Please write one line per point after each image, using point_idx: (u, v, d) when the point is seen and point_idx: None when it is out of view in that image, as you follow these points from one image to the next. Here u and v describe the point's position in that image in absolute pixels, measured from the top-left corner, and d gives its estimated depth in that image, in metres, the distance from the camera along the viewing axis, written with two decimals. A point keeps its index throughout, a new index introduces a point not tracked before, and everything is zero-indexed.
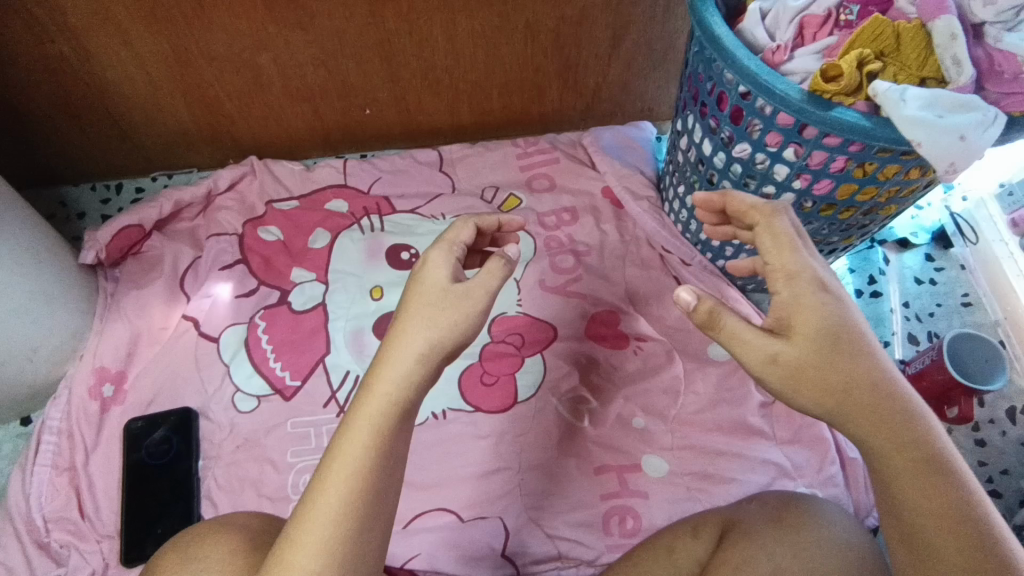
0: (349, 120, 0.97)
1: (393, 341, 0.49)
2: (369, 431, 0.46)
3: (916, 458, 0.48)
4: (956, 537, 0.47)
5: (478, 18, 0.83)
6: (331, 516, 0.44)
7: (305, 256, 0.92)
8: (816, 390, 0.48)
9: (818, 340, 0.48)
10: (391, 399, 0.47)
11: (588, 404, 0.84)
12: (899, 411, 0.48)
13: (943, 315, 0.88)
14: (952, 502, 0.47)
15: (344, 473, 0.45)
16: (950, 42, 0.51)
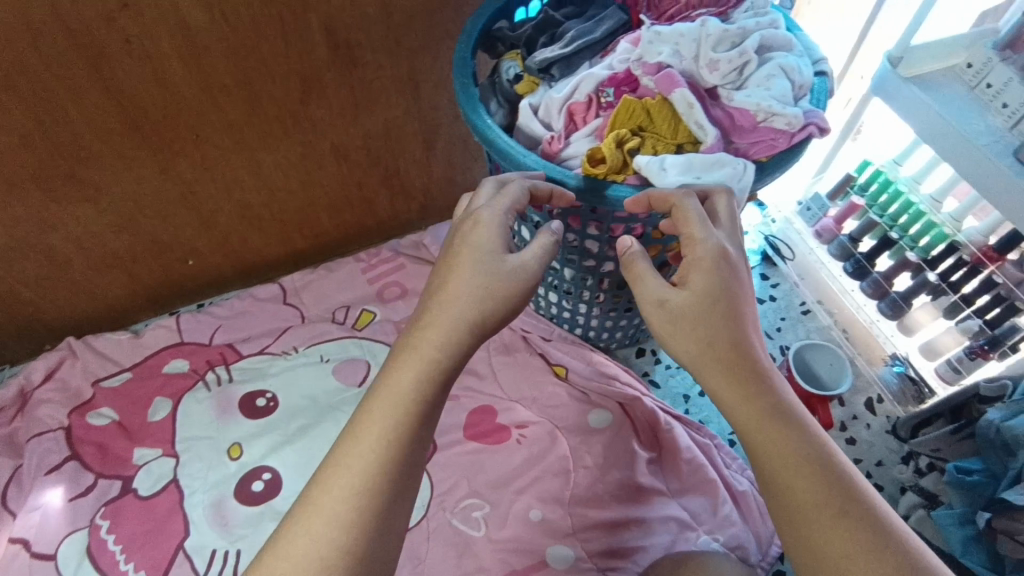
0: (172, 276, 0.91)
1: (438, 299, 0.50)
2: (404, 391, 0.47)
3: (763, 406, 0.47)
4: (808, 484, 0.45)
5: (280, 151, 0.82)
6: (360, 477, 0.45)
7: (145, 433, 0.84)
8: (695, 340, 0.48)
9: (706, 295, 0.48)
10: (437, 364, 0.48)
11: (481, 509, 0.80)
12: (754, 366, 0.48)
13: (789, 327, 0.94)
14: (802, 451, 0.46)
15: (381, 430, 0.47)
16: (689, 110, 0.56)
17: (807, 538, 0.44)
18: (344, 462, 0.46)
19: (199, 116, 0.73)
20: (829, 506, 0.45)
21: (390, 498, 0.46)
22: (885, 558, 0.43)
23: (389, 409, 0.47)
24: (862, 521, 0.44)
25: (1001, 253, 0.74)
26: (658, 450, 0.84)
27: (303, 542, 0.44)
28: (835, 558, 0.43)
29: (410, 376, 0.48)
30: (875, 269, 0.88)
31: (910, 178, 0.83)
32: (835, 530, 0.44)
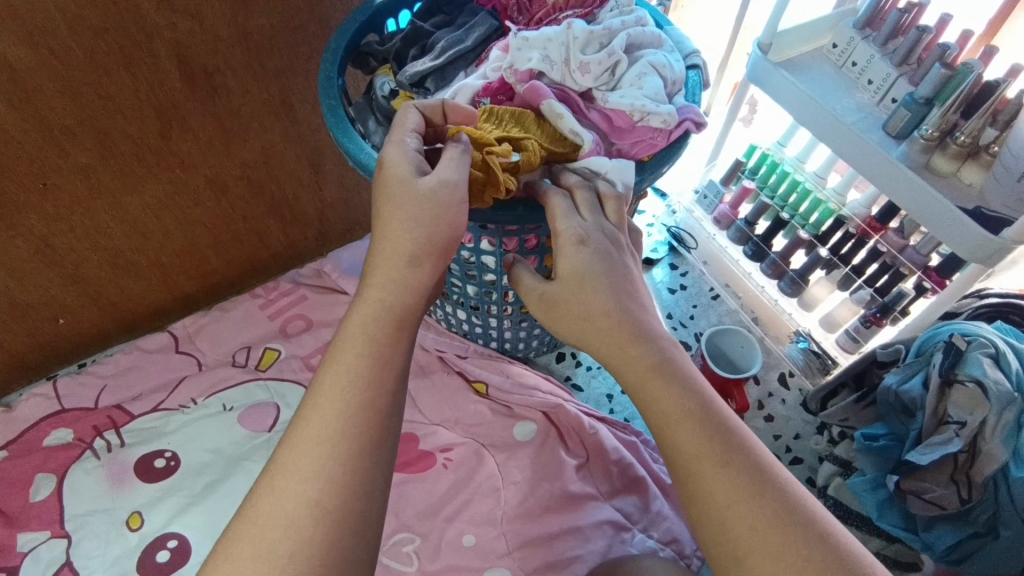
0: (41, 338, 0.83)
1: (381, 243, 0.46)
2: (360, 336, 0.44)
3: (647, 366, 0.43)
4: (697, 440, 0.41)
5: (147, 192, 0.76)
6: (325, 435, 0.41)
7: (26, 516, 0.75)
8: (573, 323, 0.46)
9: (573, 275, 0.46)
10: (368, 333, 0.44)
11: (412, 543, 0.77)
12: (634, 330, 0.44)
13: (701, 313, 0.96)
14: (690, 406, 0.42)
15: (345, 386, 0.43)
16: (560, 119, 0.54)
17: (698, 497, 0.40)
18: (308, 422, 0.42)
19: (44, 163, 0.66)
20: (718, 461, 0.40)
21: (358, 442, 0.42)
22: (773, 512, 0.39)
23: (347, 362, 0.44)
24: (747, 475, 0.40)
25: (884, 222, 0.78)
26: (585, 455, 0.82)
27: (264, 539, 0.39)
28: (723, 517, 0.39)
29: (361, 326, 0.44)
30: (771, 250, 0.91)
31: (794, 158, 0.85)
32: (722, 482, 0.40)
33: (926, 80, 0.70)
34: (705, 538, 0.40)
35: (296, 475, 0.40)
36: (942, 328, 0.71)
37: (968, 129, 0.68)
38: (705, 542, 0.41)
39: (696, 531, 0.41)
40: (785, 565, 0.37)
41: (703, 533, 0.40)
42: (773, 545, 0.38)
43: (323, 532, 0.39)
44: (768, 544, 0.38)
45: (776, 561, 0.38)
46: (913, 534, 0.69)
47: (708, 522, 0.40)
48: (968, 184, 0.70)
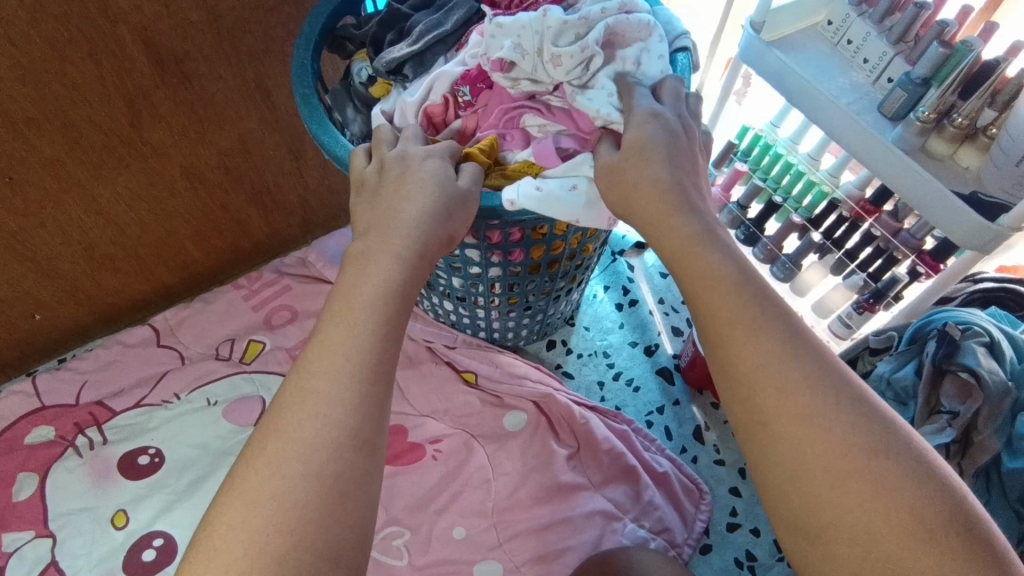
0: (17, 334, 0.81)
1: (392, 208, 0.46)
2: (376, 282, 0.42)
3: (681, 238, 0.43)
4: (729, 304, 0.39)
5: (120, 181, 0.73)
6: (325, 390, 0.38)
7: (9, 516, 0.74)
8: (621, 189, 0.47)
9: (635, 143, 0.47)
10: (377, 284, 0.42)
11: (403, 536, 0.76)
12: (675, 203, 0.45)
13: None
14: (726, 273, 0.41)
15: (364, 291, 0.42)
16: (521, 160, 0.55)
17: (726, 358, 0.39)
18: (312, 378, 0.38)
19: (8, 155, 0.63)
20: (752, 325, 0.38)
21: (363, 403, 0.38)
22: (808, 374, 0.37)
23: (361, 304, 0.41)
24: (781, 335, 0.38)
25: (877, 206, 0.76)
26: (576, 445, 0.81)
27: (256, 510, 0.34)
28: (750, 378, 0.37)
29: (370, 275, 0.42)
30: (764, 234, 0.89)
31: (787, 140, 0.83)
32: (755, 342, 0.38)
33: (924, 59, 0.68)
34: (732, 404, 0.38)
35: (295, 431, 0.36)
36: (935, 316, 0.70)
37: (966, 111, 0.66)
38: (731, 411, 0.39)
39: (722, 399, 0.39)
40: (814, 427, 0.35)
41: (730, 402, 0.38)
42: (805, 409, 0.36)
43: (321, 509, 0.35)
44: (799, 409, 0.36)
45: (803, 422, 0.35)
46: None
47: (736, 388, 0.38)
48: (965, 167, 0.68)
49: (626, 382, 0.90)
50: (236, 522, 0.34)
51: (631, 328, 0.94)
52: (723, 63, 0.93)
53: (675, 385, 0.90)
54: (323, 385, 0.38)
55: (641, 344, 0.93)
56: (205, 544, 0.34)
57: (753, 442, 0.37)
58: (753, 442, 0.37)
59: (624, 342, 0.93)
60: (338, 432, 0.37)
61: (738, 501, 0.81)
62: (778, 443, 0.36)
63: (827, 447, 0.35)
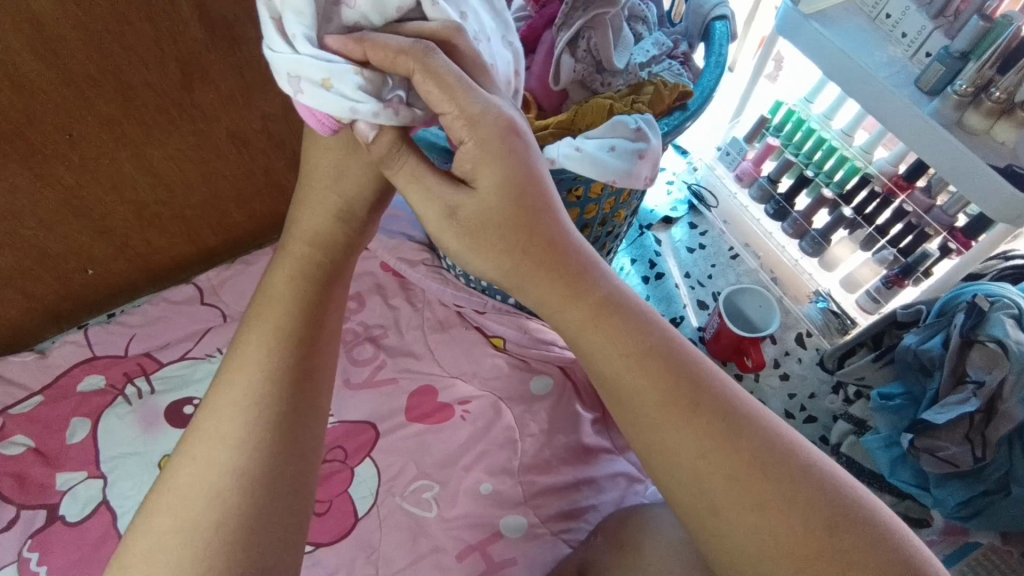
0: (71, 288, 0.85)
1: (293, 233, 0.58)
2: (281, 296, 0.56)
3: (587, 317, 0.48)
4: (658, 385, 0.48)
5: (171, 143, 0.76)
6: (243, 395, 0.52)
7: (65, 457, 0.79)
8: (487, 247, 0.46)
9: (499, 188, 0.45)
10: (281, 299, 0.56)
11: (432, 490, 0.79)
12: (576, 269, 0.48)
13: (719, 274, 0.97)
14: (643, 347, 0.48)
15: (273, 306, 0.56)
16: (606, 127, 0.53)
17: (662, 449, 0.48)
18: (230, 382, 0.53)
19: (67, 113, 0.66)
20: (690, 406, 0.48)
21: (279, 403, 0.52)
22: (751, 452, 0.47)
23: (269, 321, 0.55)
24: (715, 423, 0.47)
25: (910, 180, 0.77)
26: (600, 410, 0.85)
27: (197, 504, 0.47)
28: (695, 465, 0.47)
29: (280, 290, 0.57)
30: (794, 209, 0.91)
31: (821, 115, 0.84)
32: (688, 422, 0.47)
33: (963, 33, 0.68)
34: (680, 489, 0.48)
35: (220, 430, 0.50)
36: (965, 289, 0.71)
37: (1003, 85, 0.66)
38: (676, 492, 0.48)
39: (661, 475, 0.49)
40: (763, 507, 0.45)
41: (671, 484, 0.48)
42: (749, 491, 0.46)
43: (245, 489, 0.48)
44: (736, 487, 0.46)
45: (752, 503, 0.46)
46: (924, 489, 0.69)
47: (679, 474, 0.47)
48: (1002, 142, 0.68)
49: None
50: (165, 516, 0.47)
51: (657, 300, 0.94)
52: (757, 41, 0.95)
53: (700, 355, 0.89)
54: (229, 427, 0.50)
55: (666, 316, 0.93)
56: (144, 532, 0.47)
57: (702, 518, 0.47)
58: (704, 522, 0.47)
59: None
60: (239, 451, 0.49)
61: None
62: (725, 523, 0.46)
63: (771, 518, 0.45)
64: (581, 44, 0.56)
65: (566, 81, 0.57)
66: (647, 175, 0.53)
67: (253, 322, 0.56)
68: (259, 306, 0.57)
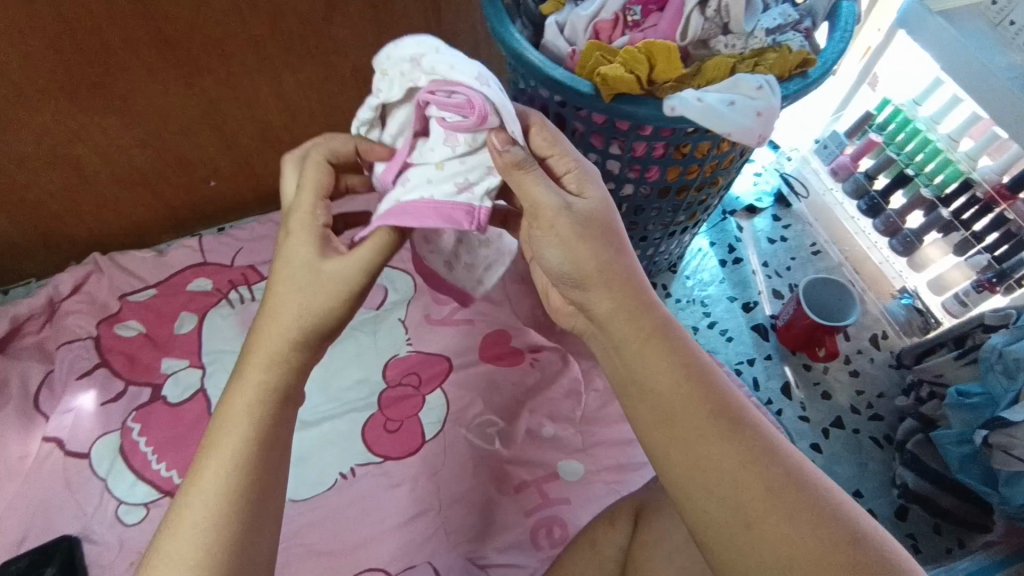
0: (193, 197, 0.93)
1: (265, 331, 0.51)
2: (247, 405, 0.48)
3: (646, 332, 0.49)
4: (699, 399, 0.47)
5: (303, 71, 0.83)
6: (200, 529, 0.44)
7: (172, 345, 0.87)
8: (590, 244, 0.49)
9: (597, 206, 0.51)
10: (248, 409, 0.48)
11: (496, 425, 0.83)
12: (636, 286, 0.50)
13: (799, 267, 0.97)
14: (687, 363, 0.48)
15: (238, 418, 0.48)
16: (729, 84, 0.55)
17: (698, 459, 0.45)
18: (187, 514, 0.44)
19: (223, 28, 0.73)
20: (728, 420, 0.46)
21: (243, 536, 0.44)
22: (781, 472, 0.44)
23: (230, 438, 0.47)
24: (754, 441, 0.45)
25: (1014, 192, 0.75)
26: None
27: None
28: (734, 476, 0.44)
29: (241, 401, 0.48)
30: (888, 206, 0.91)
31: (927, 118, 0.84)
32: (728, 435, 0.45)
33: None
34: (712, 504, 0.44)
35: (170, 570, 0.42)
36: None
37: None
38: (704, 509, 0.44)
39: (695, 498, 0.45)
40: (795, 523, 0.43)
41: (701, 498, 0.44)
42: (785, 508, 0.43)
43: None
44: (771, 502, 0.43)
45: (789, 521, 0.42)
46: (995, 490, 0.68)
47: (713, 485, 0.44)
48: None
49: (720, 332, 0.92)
50: None
51: (732, 284, 0.96)
52: None
53: (768, 341, 0.91)
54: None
55: (739, 300, 0.95)
56: None
57: (736, 542, 0.43)
58: (735, 541, 0.43)
59: (723, 295, 0.95)
60: None
61: (818, 457, 0.82)
62: (764, 542, 0.42)
63: (804, 540, 0.42)
64: (712, 4, 0.59)
65: (693, 38, 0.60)
66: (760, 134, 0.55)
67: (191, 489, 0.45)
68: (196, 469, 0.46)
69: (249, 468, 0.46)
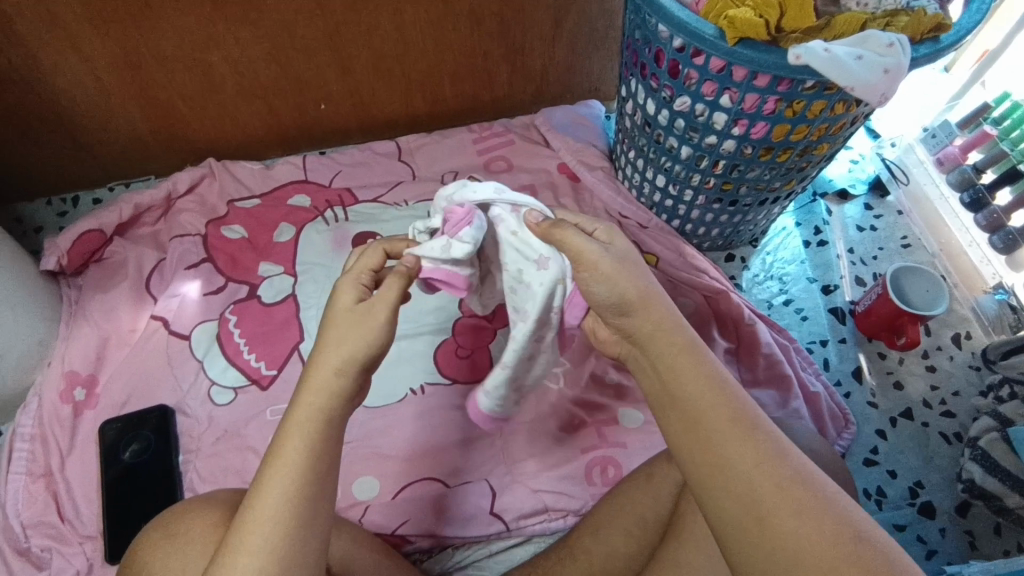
0: (304, 117, 0.98)
1: (326, 349, 0.50)
2: (308, 421, 0.48)
3: (677, 347, 0.50)
4: (720, 405, 0.47)
5: (423, 5, 0.86)
6: (264, 540, 0.45)
7: (271, 250, 0.92)
8: (622, 278, 0.53)
9: (623, 253, 0.55)
10: (312, 426, 0.48)
11: (562, 366, 0.86)
12: (665, 308, 0.52)
13: (885, 257, 0.96)
14: (710, 374, 0.49)
15: (301, 434, 0.48)
16: (862, 41, 0.55)
17: (715, 460, 0.45)
18: (252, 525, 0.45)
19: None
20: (748, 425, 0.46)
21: (302, 547, 0.46)
22: (792, 475, 0.44)
23: (291, 455, 0.47)
24: (769, 445, 0.45)
25: None
26: (736, 343, 0.86)
27: None
28: (748, 476, 0.44)
29: (302, 419, 0.48)
30: (994, 202, 0.90)
31: None
32: (747, 439, 0.45)
33: None
34: (727, 501, 0.44)
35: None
36: None
37: None
38: (720, 507, 0.45)
39: (712, 494, 0.45)
40: (806, 518, 0.42)
41: (718, 498, 0.45)
42: (796, 504, 0.42)
43: None
44: (785, 499, 0.43)
45: (798, 515, 0.42)
46: None
47: (727, 485, 0.44)
48: None
49: (795, 310, 0.91)
50: None
51: (814, 265, 0.95)
52: (981, 50, 0.96)
53: (844, 325, 0.91)
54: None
55: (819, 282, 0.94)
56: None
57: (748, 534, 0.43)
58: (748, 536, 0.43)
59: (803, 275, 0.94)
60: None
61: (881, 442, 0.82)
62: (774, 535, 0.42)
63: (817, 536, 0.41)
64: None
65: None
66: (882, 94, 0.56)
67: (240, 538, 0.45)
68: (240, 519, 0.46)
69: (310, 485, 0.47)
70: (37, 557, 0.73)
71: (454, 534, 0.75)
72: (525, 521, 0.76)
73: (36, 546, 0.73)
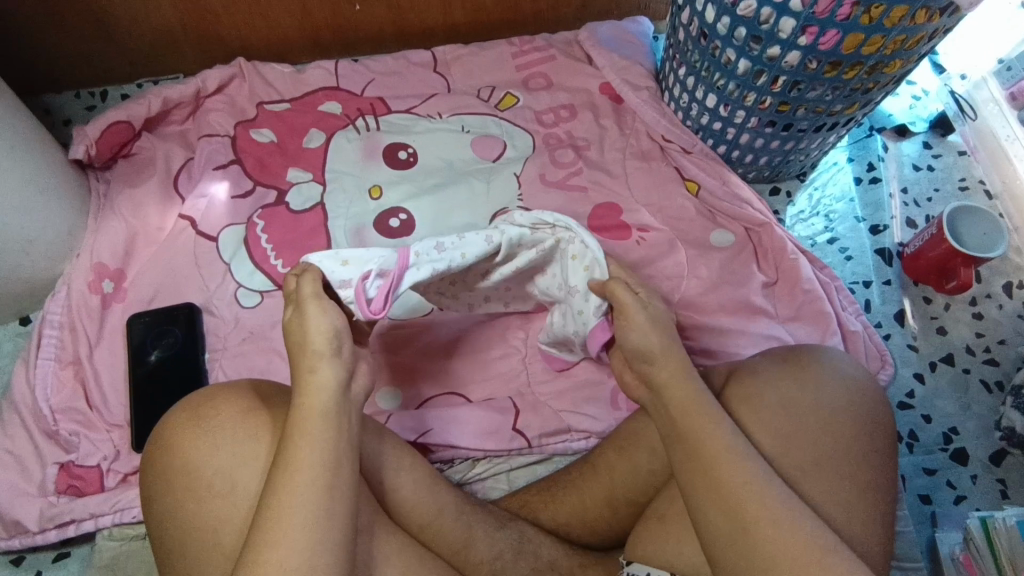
0: (338, 18, 0.94)
1: (309, 342, 0.50)
2: (314, 411, 0.48)
3: (687, 391, 0.54)
4: (720, 436, 0.51)
5: None
6: (291, 531, 0.44)
7: (300, 156, 0.90)
8: (649, 337, 0.57)
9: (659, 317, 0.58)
10: (320, 416, 0.48)
11: None
12: (681, 358, 0.56)
13: (941, 199, 0.91)
14: (712, 410, 0.53)
15: (312, 425, 0.48)
16: None
17: (713, 482, 0.49)
18: (278, 516, 0.44)
19: None
20: (742, 452, 0.50)
21: (329, 536, 0.44)
22: (778, 496, 0.48)
23: (305, 445, 0.47)
24: (758, 469, 0.49)
25: None
26: (775, 277, 0.82)
27: None
28: (738, 494, 0.48)
29: (307, 409, 0.48)
30: None
31: None
32: (740, 465, 0.49)
33: None
34: (716, 512, 0.48)
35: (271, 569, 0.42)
36: None
37: None
38: (708, 519, 0.49)
39: (703, 507, 0.49)
40: (781, 528, 0.47)
41: (709, 510, 0.49)
42: (776, 516, 0.47)
43: None
44: (771, 516, 0.47)
45: (776, 525, 0.47)
46: None
47: (720, 502, 0.48)
48: None
49: (839, 249, 0.88)
50: None
51: (864, 204, 0.90)
52: None
53: (891, 267, 0.87)
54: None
55: (868, 222, 0.89)
56: None
57: (733, 543, 0.47)
58: (732, 543, 0.47)
59: (852, 214, 0.89)
60: None
61: (919, 386, 0.79)
62: (756, 543, 0.46)
63: (793, 551, 0.46)
64: None
65: None
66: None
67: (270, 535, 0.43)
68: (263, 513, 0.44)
69: (324, 473, 0.46)
70: (65, 440, 0.75)
71: (476, 447, 0.74)
72: (548, 439, 0.76)
73: (64, 430, 0.75)
